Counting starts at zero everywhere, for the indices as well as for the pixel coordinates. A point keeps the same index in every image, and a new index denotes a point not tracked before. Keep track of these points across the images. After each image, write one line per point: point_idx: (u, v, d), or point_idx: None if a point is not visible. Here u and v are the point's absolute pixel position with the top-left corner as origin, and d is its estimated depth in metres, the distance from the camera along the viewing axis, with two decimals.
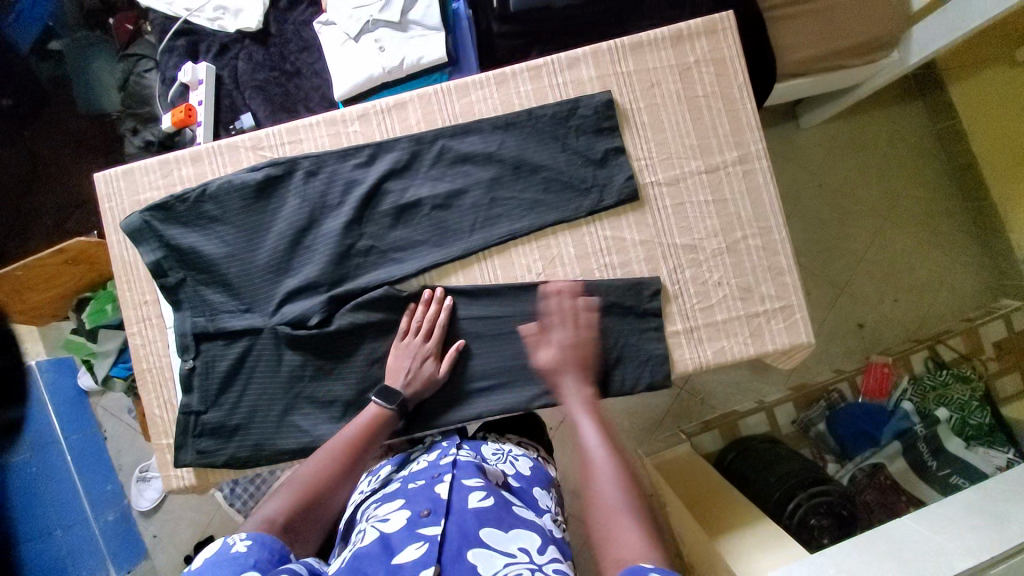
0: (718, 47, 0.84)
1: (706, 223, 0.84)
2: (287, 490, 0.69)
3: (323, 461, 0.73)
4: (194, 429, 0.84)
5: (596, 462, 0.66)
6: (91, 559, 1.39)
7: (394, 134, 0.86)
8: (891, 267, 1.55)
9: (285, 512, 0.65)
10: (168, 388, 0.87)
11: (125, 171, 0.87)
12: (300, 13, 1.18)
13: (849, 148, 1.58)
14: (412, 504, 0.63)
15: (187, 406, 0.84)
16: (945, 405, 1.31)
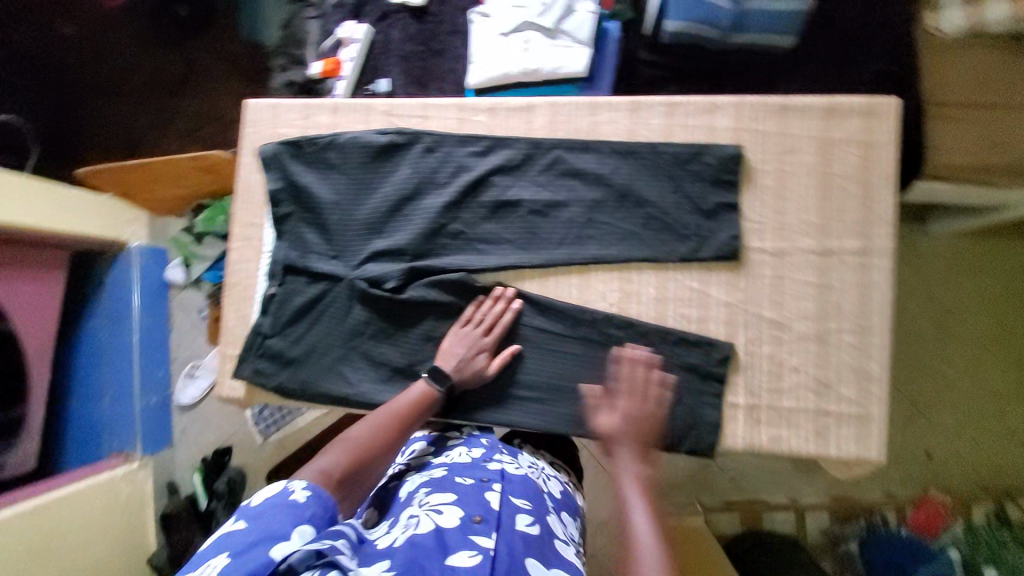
0: (870, 132, 0.79)
1: (802, 304, 0.77)
2: (338, 449, 0.74)
3: (373, 427, 0.77)
4: (258, 348, 0.90)
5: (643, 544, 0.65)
6: (126, 431, 1.62)
7: (515, 132, 0.88)
8: (985, 406, 1.37)
9: (334, 472, 0.72)
10: (246, 305, 0.94)
11: (272, 105, 0.96)
12: (460, 1, 1.25)
13: (976, 267, 1.41)
14: (464, 504, 0.71)
15: (259, 327, 0.90)
16: (996, 564, 1.22)
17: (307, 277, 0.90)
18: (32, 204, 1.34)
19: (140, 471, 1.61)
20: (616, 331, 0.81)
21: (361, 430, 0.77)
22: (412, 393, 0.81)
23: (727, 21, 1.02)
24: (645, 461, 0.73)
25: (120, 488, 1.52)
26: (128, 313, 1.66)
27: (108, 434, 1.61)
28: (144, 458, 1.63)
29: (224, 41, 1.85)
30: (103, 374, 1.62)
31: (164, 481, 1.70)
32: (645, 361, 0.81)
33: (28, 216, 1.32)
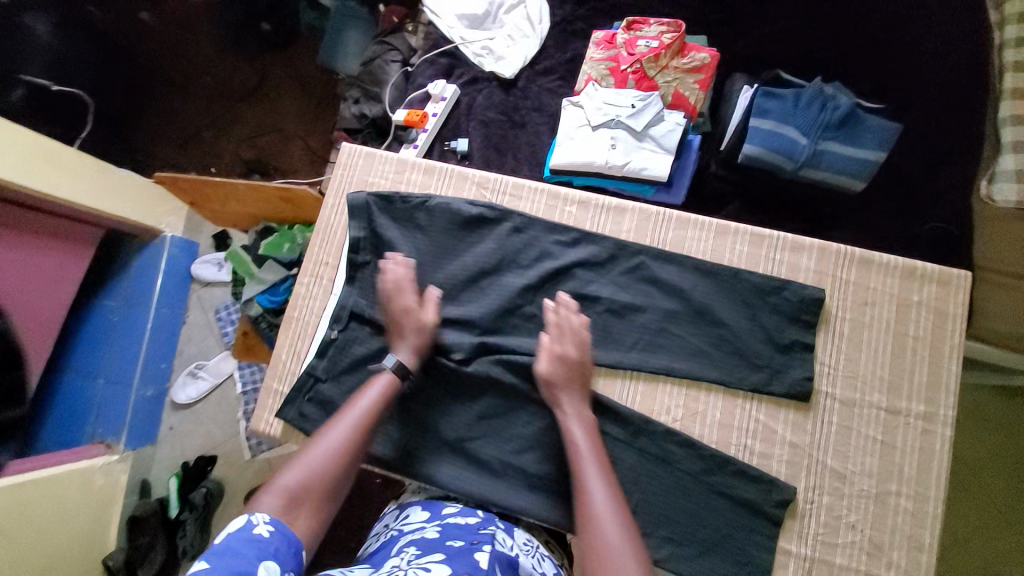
0: (945, 300, 0.83)
1: (864, 460, 0.79)
2: (307, 461, 0.66)
3: (345, 434, 0.70)
4: (308, 391, 0.87)
5: (607, 523, 0.63)
6: (114, 421, 1.50)
7: (604, 230, 0.90)
8: None
9: (300, 490, 0.63)
10: (302, 343, 0.91)
11: (368, 153, 0.97)
12: (548, 82, 1.31)
13: None
14: (452, 562, 0.61)
15: (312, 369, 0.87)
16: None
17: (371, 329, 0.88)
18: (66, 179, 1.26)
19: (118, 464, 1.46)
20: (676, 448, 0.81)
21: (331, 438, 0.69)
22: (377, 390, 0.75)
23: (802, 156, 1.07)
24: (585, 402, 0.77)
25: (95, 478, 1.38)
26: (147, 298, 1.57)
27: (93, 421, 1.48)
28: (125, 453, 1.50)
29: (301, 61, 1.89)
30: (104, 358, 1.51)
31: (139, 479, 1.55)
32: (701, 484, 0.80)
33: (56, 188, 1.24)
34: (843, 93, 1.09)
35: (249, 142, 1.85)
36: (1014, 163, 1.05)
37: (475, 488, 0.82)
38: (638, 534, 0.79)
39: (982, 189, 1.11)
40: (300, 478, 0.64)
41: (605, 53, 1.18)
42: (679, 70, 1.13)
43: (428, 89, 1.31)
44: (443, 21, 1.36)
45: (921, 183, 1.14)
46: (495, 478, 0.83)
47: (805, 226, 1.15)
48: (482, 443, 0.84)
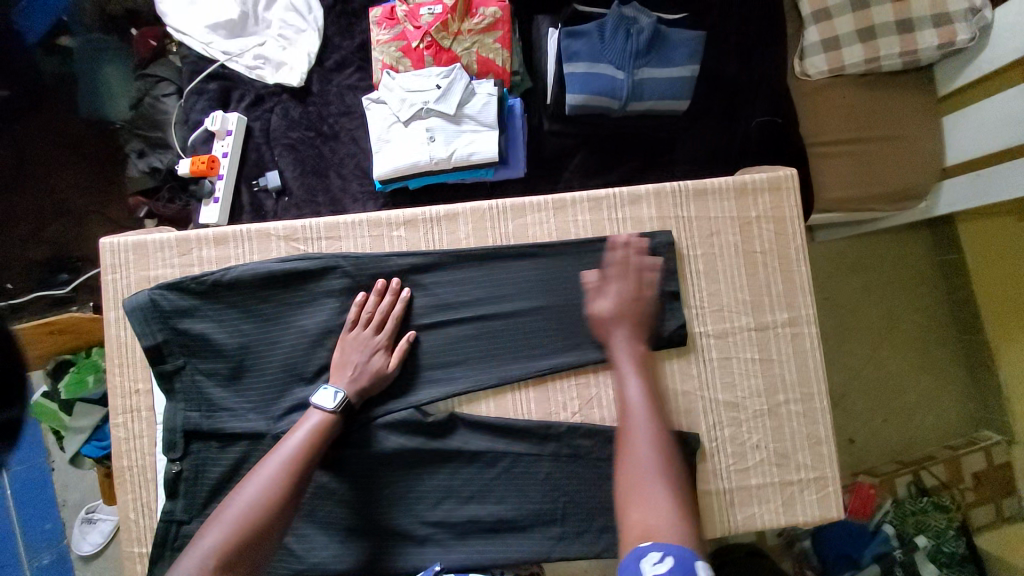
0: (779, 206, 0.84)
1: (751, 382, 0.82)
2: (224, 520, 0.62)
3: (265, 480, 0.65)
4: (172, 541, 0.74)
5: (639, 423, 0.68)
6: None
7: (441, 245, 0.81)
8: (886, 388, 1.49)
9: (217, 553, 0.60)
10: (147, 489, 0.77)
11: (137, 243, 0.79)
12: (346, 77, 1.14)
13: (855, 267, 1.50)
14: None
15: (170, 514, 0.74)
16: (923, 531, 1.29)
17: (218, 445, 0.76)
18: None
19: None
20: (585, 441, 0.79)
21: (251, 488, 0.65)
22: (308, 429, 0.70)
23: (625, 92, 1.02)
24: (639, 336, 0.76)
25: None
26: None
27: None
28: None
29: (61, 120, 1.56)
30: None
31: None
32: None
33: None
34: (643, 12, 1.03)
35: (35, 238, 1.54)
36: (819, 35, 1.11)
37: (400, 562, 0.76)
38: (574, 537, 0.78)
39: (798, 67, 1.16)
40: (219, 538, 0.61)
41: (390, 32, 1.04)
42: (473, 32, 1.02)
43: (206, 126, 1.09)
44: (193, 38, 1.12)
45: (738, 78, 1.15)
46: (418, 545, 0.77)
47: (651, 159, 1.12)
48: (393, 514, 0.78)
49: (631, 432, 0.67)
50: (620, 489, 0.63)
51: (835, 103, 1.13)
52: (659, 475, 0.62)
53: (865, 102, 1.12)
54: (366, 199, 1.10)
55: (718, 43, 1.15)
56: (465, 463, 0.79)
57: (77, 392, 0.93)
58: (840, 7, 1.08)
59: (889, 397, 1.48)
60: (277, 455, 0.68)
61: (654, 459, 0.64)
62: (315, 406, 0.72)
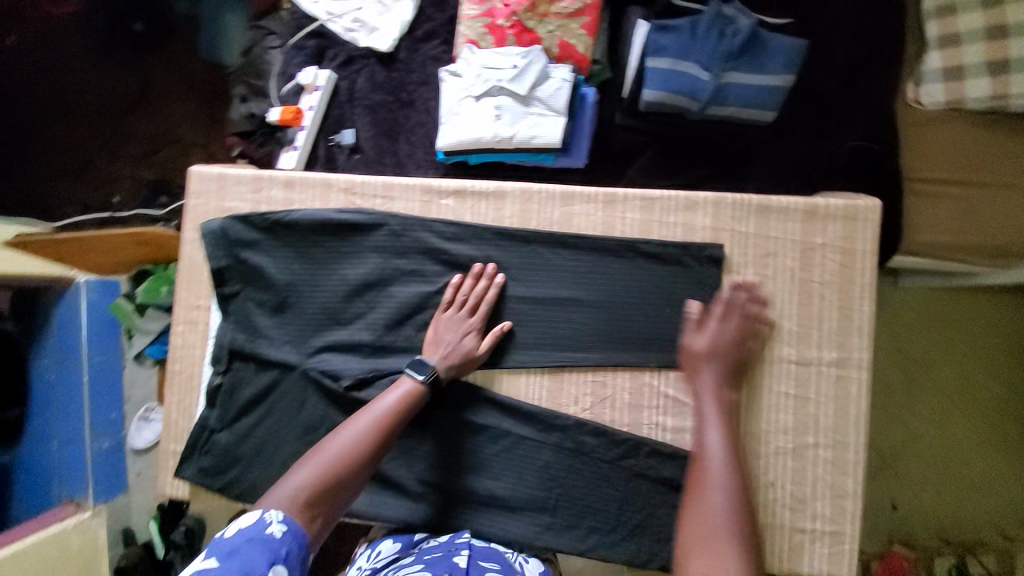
0: (851, 236, 0.77)
1: (779, 418, 0.77)
2: (317, 459, 0.66)
3: (361, 431, 0.69)
4: (204, 444, 0.83)
5: (715, 490, 0.67)
6: (77, 480, 1.57)
7: (485, 220, 0.82)
8: (949, 460, 1.33)
9: (307, 490, 0.64)
10: (190, 396, 0.86)
11: (220, 175, 0.87)
12: (431, 48, 1.18)
13: (938, 324, 1.36)
14: (433, 566, 0.67)
15: (205, 421, 0.83)
16: None
17: (253, 370, 0.83)
18: None
19: (92, 520, 1.55)
20: (592, 439, 0.78)
21: (345, 434, 0.69)
22: (404, 392, 0.73)
23: (706, 94, 0.98)
24: (728, 379, 0.75)
25: (72, 540, 1.47)
26: (78, 352, 1.60)
27: (57, 484, 1.56)
28: (96, 507, 1.57)
29: (183, 60, 1.74)
30: (52, 418, 1.57)
31: (120, 529, 1.65)
32: (620, 470, 0.78)
33: None
34: (744, 13, 0.99)
35: (146, 159, 1.75)
36: (941, 61, 0.97)
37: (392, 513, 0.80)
38: (561, 529, 0.78)
39: (910, 92, 1.03)
40: (310, 477, 0.64)
41: (479, 7, 1.05)
42: (560, 16, 1.01)
43: (299, 80, 1.18)
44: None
45: (835, 96, 1.06)
46: (411, 500, 0.81)
47: (723, 168, 1.07)
48: (395, 467, 0.81)
49: (701, 494, 0.68)
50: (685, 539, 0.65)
51: (941, 140, 1.01)
52: (723, 536, 0.64)
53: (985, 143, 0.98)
54: (428, 167, 1.14)
55: (820, 53, 1.07)
56: (469, 433, 0.81)
57: None
58: (972, 33, 0.93)
59: (952, 471, 1.32)
60: (375, 412, 0.71)
61: (724, 516, 0.66)
62: (411, 372, 0.75)
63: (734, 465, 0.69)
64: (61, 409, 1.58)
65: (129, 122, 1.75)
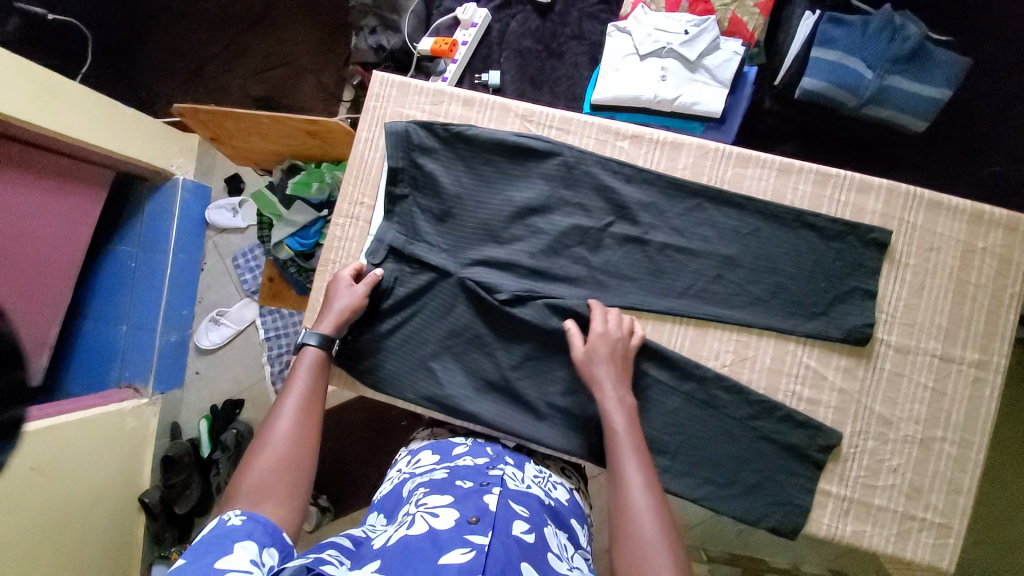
0: (1012, 246, 0.79)
1: (913, 406, 0.79)
2: (263, 456, 0.66)
3: (294, 419, 0.71)
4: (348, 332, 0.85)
5: (634, 490, 0.64)
6: (140, 366, 1.61)
7: (658, 167, 0.85)
8: None
9: (260, 483, 0.63)
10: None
11: (402, 82, 0.91)
12: (589, 6, 1.19)
13: None
14: (459, 506, 0.64)
15: None
16: None
17: (408, 271, 0.85)
18: (87, 122, 1.31)
19: (147, 407, 1.59)
20: (726, 395, 0.81)
21: (280, 427, 0.69)
22: (308, 367, 0.76)
23: (868, 92, 0.99)
24: (625, 384, 0.75)
25: (128, 420, 1.51)
26: (165, 245, 1.64)
27: (120, 365, 1.60)
28: (154, 396, 1.62)
29: None
30: (126, 300, 1.61)
31: (170, 423, 1.68)
32: (748, 428, 0.80)
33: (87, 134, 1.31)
34: (914, 22, 0.99)
35: (255, 76, 1.79)
36: None
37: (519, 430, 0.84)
38: (679, 474, 0.80)
39: None
40: (262, 472, 0.64)
41: None
42: None
43: (457, 15, 1.20)
44: None
45: (984, 120, 1.07)
46: (537, 419, 0.83)
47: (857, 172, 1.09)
48: (528, 385, 0.84)
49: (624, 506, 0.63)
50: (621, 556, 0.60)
51: None
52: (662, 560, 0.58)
53: None
54: None
55: (982, 77, 1.07)
56: None
57: (302, 192, 1.02)
58: None
59: None
60: (294, 395, 0.73)
61: (655, 534, 0.60)
62: (307, 345, 0.78)
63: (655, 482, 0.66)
64: (138, 294, 1.61)
65: (246, 36, 1.81)
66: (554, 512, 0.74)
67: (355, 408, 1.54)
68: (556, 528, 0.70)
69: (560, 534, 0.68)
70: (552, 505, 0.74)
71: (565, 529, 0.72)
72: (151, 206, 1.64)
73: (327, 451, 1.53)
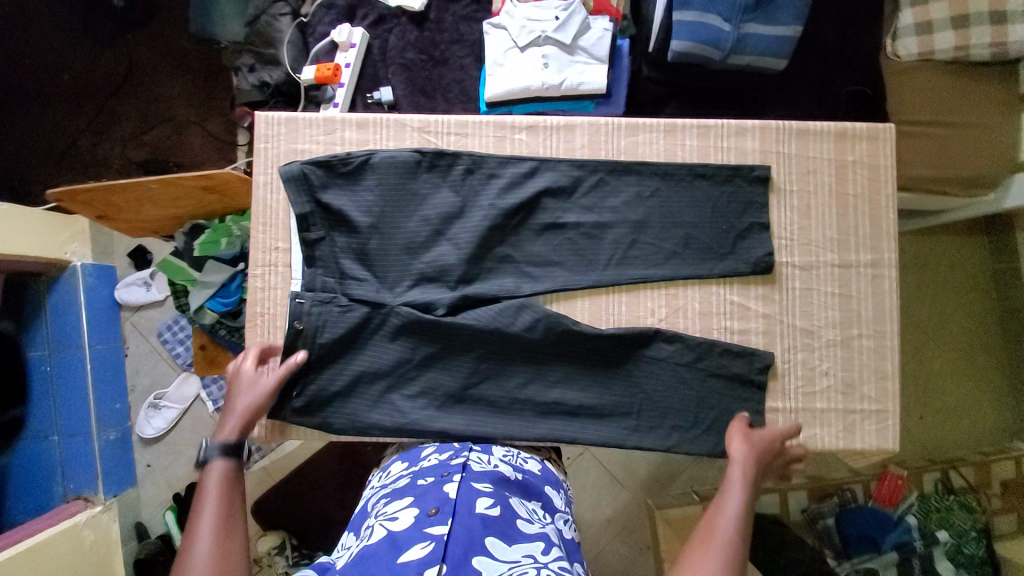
0: (875, 155, 0.89)
1: (828, 314, 0.87)
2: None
3: (213, 534, 0.61)
4: (294, 385, 0.83)
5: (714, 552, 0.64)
6: (86, 474, 1.51)
7: (558, 152, 0.88)
8: (923, 388, 1.63)
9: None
10: (274, 336, 0.87)
11: (288, 119, 0.88)
12: (462, 8, 1.21)
13: (914, 281, 1.65)
14: (420, 502, 0.68)
15: (290, 364, 0.83)
16: (945, 528, 1.40)
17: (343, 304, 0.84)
18: None
19: (104, 514, 1.49)
20: (670, 346, 0.86)
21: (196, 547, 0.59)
22: (217, 479, 0.67)
23: (729, 43, 1.07)
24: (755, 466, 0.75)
25: (84, 534, 1.41)
26: (77, 338, 1.52)
27: (62, 480, 1.49)
28: (108, 501, 1.52)
29: (170, 34, 1.71)
30: (51, 408, 1.49)
31: (132, 524, 1.60)
32: (695, 372, 0.86)
33: None
34: None
35: (135, 139, 1.68)
36: (914, 18, 1.18)
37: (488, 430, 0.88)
38: (645, 431, 0.85)
39: (890, 48, 1.24)
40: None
41: None
42: None
43: (332, 39, 1.18)
44: None
45: (833, 48, 1.19)
46: (503, 417, 0.85)
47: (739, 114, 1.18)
48: (485, 386, 0.86)
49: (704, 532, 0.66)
50: None
51: (920, 85, 1.21)
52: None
53: (954, 88, 1.19)
54: None
55: (821, 15, 1.20)
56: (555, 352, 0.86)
57: (211, 250, 0.97)
58: None
59: (927, 392, 1.63)
60: (206, 515, 0.63)
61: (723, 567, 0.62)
62: (218, 457, 0.70)
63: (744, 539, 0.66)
64: (63, 399, 1.50)
65: (114, 100, 1.69)
66: (523, 484, 0.77)
67: (328, 454, 1.49)
68: (525, 499, 0.75)
69: (527, 501, 0.73)
70: (520, 479, 0.78)
71: (536, 498, 0.76)
72: (49, 302, 1.51)
73: (311, 505, 1.48)
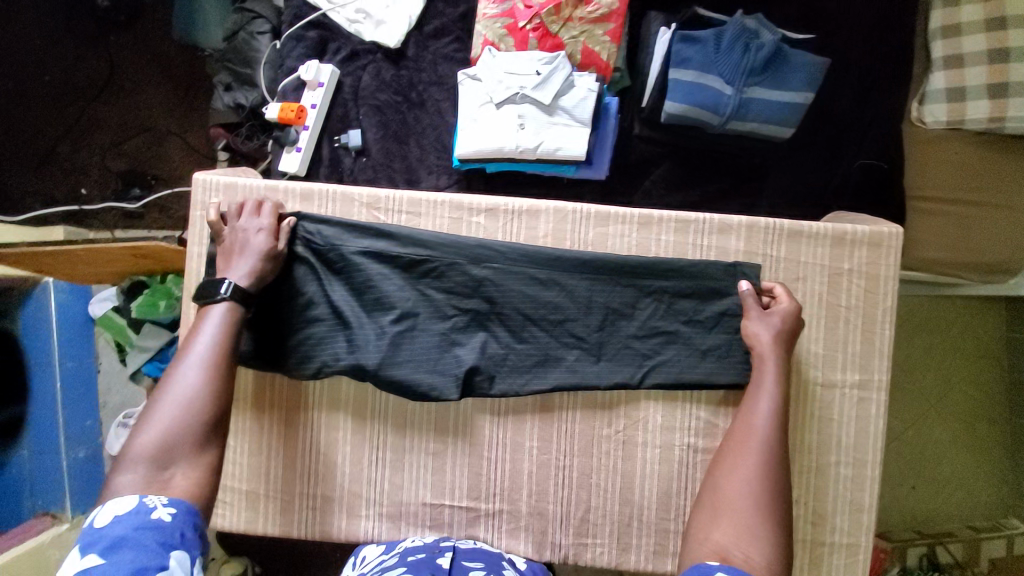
0: (876, 262, 0.79)
1: (805, 438, 0.80)
2: (167, 407, 0.62)
3: (200, 372, 0.65)
4: None
5: (747, 463, 0.67)
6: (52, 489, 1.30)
7: (518, 239, 0.80)
8: (916, 457, 1.46)
9: (163, 446, 0.60)
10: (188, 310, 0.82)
11: (228, 184, 0.82)
12: (442, 46, 1.11)
13: (911, 333, 1.46)
14: (414, 570, 0.67)
15: None
16: None
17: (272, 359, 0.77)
18: None
19: (71, 532, 1.25)
20: (628, 464, 0.79)
21: (183, 382, 0.64)
22: (209, 318, 0.68)
23: (729, 110, 0.96)
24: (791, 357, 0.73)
25: (48, 553, 1.17)
26: (47, 354, 1.31)
27: (29, 496, 1.25)
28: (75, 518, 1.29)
29: (156, 37, 1.57)
30: None
31: None
32: (646, 494, 0.79)
33: None
34: (767, 27, 0.97)
35: (114, 148, 1.56)
36: (947, 82, 1.00)
37: (419, 531, 0.81)
38: (591, 548, 0.80)
39: (913, 112, 1.06)
40: (161, 432, 0.61)
41: (498, 7, 1.01)
42: (584, 21, 0.98)
43: (299, 74, 1.09)
44: None
45: (848, 115, 1.08)
46: (435, 521, 0.81)
47: (739, 181, 1.07)
48: (420, 486, 0.81)
49: (740, 452, 0.68)
50: (708, 497, 0.67)
51: (951, 159, 1.02)
52: (752, 502, 0.64)
53: (983, 163, 1.00)
54: (441, 173, 1.08)
55: (835, 76, 1.08)
56: (497, 457, 0.80)
57: (149, 313, 1.06)
58: (976, 56, 0.96)
59: (928, 464, 1.46)
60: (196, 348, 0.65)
61: (748, 482, 0.66)
62: (213, 301, 0.68)
63: (783, 438, 0.69)
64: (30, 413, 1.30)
65: (97, 107, 1.56)
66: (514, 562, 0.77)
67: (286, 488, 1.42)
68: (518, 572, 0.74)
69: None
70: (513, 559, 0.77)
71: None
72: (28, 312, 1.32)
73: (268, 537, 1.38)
